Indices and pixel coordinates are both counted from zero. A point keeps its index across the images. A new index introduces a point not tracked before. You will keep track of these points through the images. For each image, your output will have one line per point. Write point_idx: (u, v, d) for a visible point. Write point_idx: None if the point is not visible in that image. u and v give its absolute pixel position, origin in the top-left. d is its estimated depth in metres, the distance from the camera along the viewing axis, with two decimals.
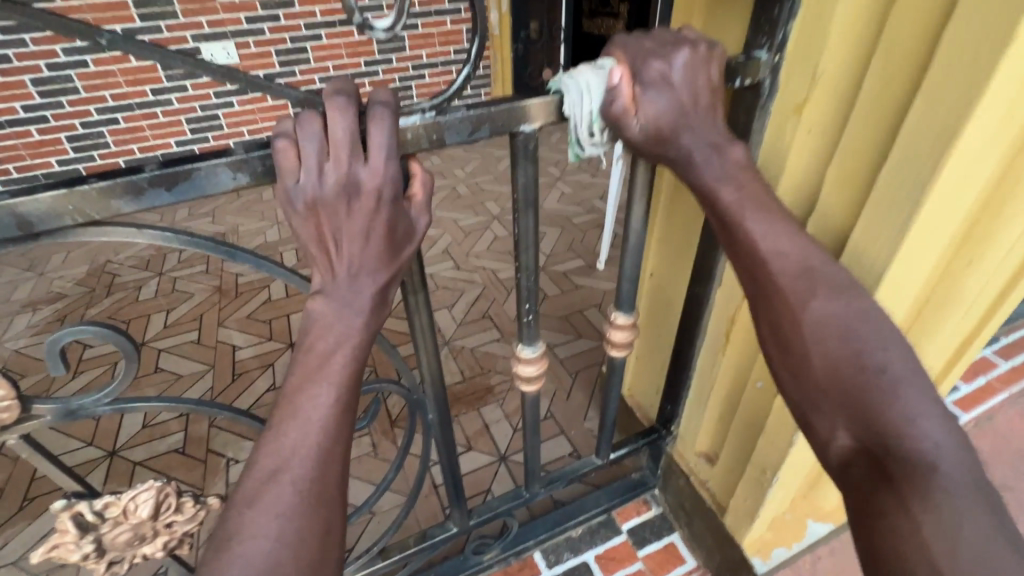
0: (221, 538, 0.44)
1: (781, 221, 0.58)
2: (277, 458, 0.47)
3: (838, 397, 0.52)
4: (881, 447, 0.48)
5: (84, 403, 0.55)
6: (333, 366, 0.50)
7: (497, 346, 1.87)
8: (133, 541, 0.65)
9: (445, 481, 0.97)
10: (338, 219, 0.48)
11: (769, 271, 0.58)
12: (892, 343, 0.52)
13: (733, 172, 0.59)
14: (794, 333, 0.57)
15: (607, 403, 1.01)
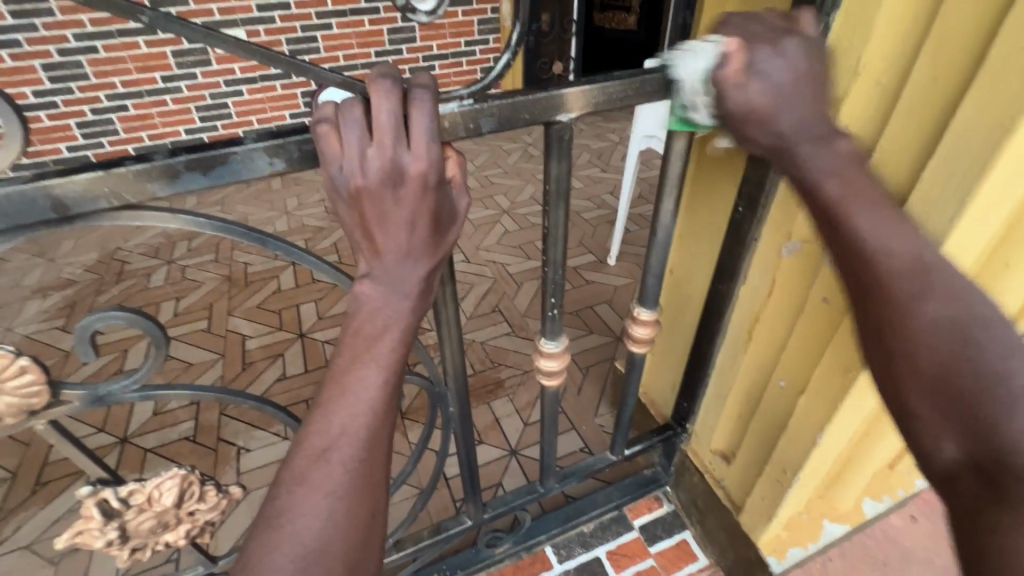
0: (273, 511, 0.47)
1: (891, 218, 0.51)
2: (324, 439, 0.48)
3: (949, 403, 0.48)
4: (994, 463, 0.44)
5: (112, 389, 0.55)
6: (371, 353, 0.50)
7: (508, 340, 1.87)
8: (156, 528, 0.64)
9: (462, 475, 0.97)
10: (383, 207, 0.47)
11: (879, 270, 0.51)
12: (1015, 348, 0.46)
13: (841, 168, 0.52)
14: (899, 333, 0.50)
15: (625, 400, 1.00)
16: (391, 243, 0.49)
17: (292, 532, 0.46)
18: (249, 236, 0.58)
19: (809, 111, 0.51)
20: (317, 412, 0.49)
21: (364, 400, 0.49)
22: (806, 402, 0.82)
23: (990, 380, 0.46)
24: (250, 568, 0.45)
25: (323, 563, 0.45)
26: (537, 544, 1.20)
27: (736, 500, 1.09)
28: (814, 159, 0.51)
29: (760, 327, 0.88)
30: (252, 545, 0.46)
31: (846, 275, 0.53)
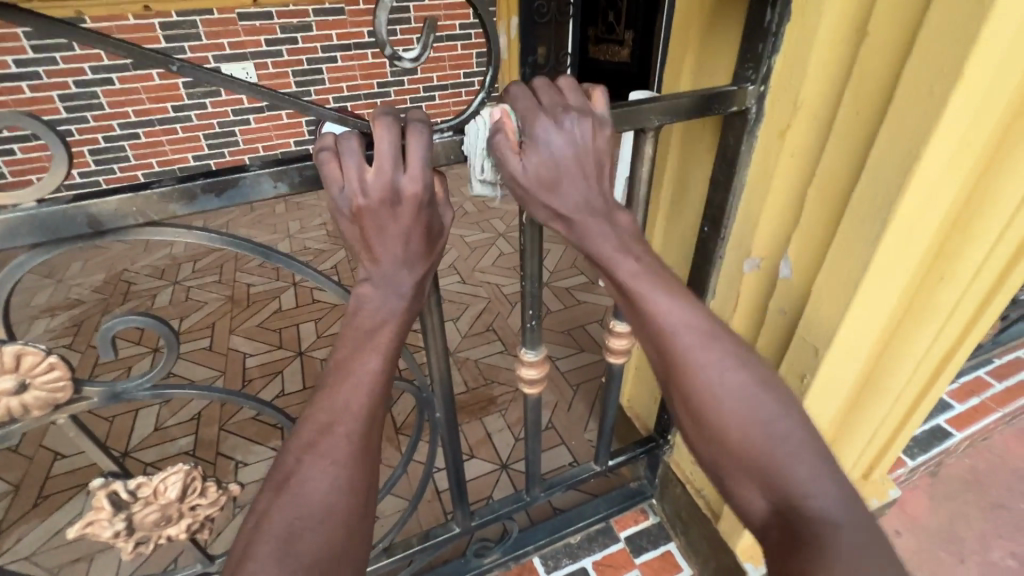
0: (281, 479, 0.51)
1: (683, 294, 0.59)
2: (330, 414, 0.53)
3: (748, 459, 0.54)
4: (791, 511, 0.50)
5: (127, 387, 0.61)
6: (363, 351, 0.56)
7: (501, 358, 1.92)
8: (160, 521, 0.69)
9: (450, 482, 1.02)
10: (381, 223, 0.54)
11: (677, 342, 0.57)
12: (787, 413, 0.54)
13: (627, 243, 0.60)
14: (700, 398, 0.57)
15: (606, 410, 1.05)
16: (388, 256, 0.56)
17: (299, 493, 0.49)
18: (255, 250, 0.64)
19: (587, 188, 0.59)
20: (323, 392, 0.55)
21: (365, 383, 0.55)
22: None
23: (773, 438, 0.53)
24: (261, 526, 0.48)
25: (328, 523, 0.49)
26: (525, 553, 1.23)
27: (715, 507, 1.13)
28: (604, 240, 0.60)
29: None
30: (260, 510, 0.49)
31: (649, 342, 0.60)
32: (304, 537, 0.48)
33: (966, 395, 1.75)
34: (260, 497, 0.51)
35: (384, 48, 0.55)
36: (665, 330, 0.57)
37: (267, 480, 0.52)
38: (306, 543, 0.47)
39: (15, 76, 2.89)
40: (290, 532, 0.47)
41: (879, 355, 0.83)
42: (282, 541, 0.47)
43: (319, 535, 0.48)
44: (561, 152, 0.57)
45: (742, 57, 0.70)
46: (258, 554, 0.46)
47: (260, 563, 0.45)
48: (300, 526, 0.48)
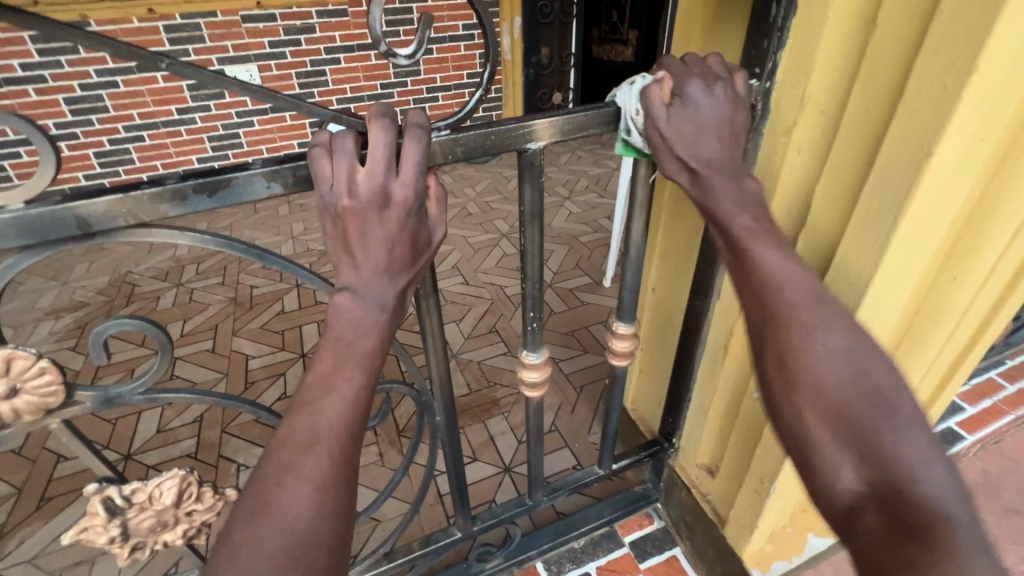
0: (258, 504, 0.49)
1: (792, 257, 0.59)
2: (310, 433, 0.52)
3: (842, 426, 0.52)
4: (890, 488, 0.47)
5: (121, 392, 0.60)
6: (357, 355, 0.55)
7: (504, 359, 1.91)
8: (156, 527, 0.68)
9: (451, 487, 1.00)
10: (365, 227, 0.53)
11: (779, 297, 0.58)
12: (896, 383, 0.52)
13: (748, 202, 0.61)
14: (801, 362, 0.56)
15: (609, 413, 1.04)
16: (368, 262, 0.54)
17: (278, 520, 0.48)
18: (248, 251, 0.63)
19: (722, 143, 0.60)
20: (302, 409, 0.53)
21: (349, 397, 0.54)
22: None
23: (877, 407, 0.51)
24: (235, 555, 0.47)
25: (310, 554, 0.48)
26: (527, 559, 1.22)
27: (721, 513, 1.11)
28: (722, 191, 0.61)
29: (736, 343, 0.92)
30: (235, 537, 0.48)
31: (750, 304, 0.60)
32: (284, 568, 0.46)
33: (977, 396, 1.72)
34: (235, 520, 0.49)
35: (378, 45, 0.54)
36: (777, 289, 0.58)
37: (240, 504, 0.50)
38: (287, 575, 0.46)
39: (21, 79, 2.91)
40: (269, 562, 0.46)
41: (890, 357, 0.81)
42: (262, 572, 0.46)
43: (298, 565, 0.47)
44: (705, 110, 0.60)
45: (747, 55, 0.69)
46: None
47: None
48: (278, 555, 0.47)
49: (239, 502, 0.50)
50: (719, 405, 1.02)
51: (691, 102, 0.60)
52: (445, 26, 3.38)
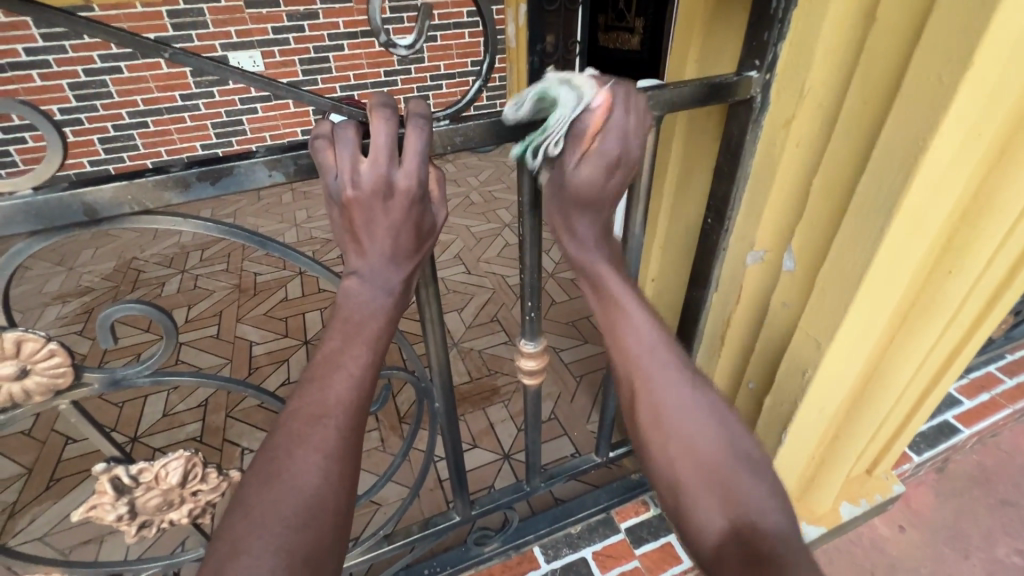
0: (267, 471, 0.50)
1: (653, 323, 0.69)
2: (321, 406, 0.54)
3: (708, 477, 0.61)
4: (748, 529, 0.56)
5: (128, 374, 0.61)
6: (357, 341, 0.57)
7: (505, 348, 1.92)
8: (162, 506, 0.70)
9: (450, 472, 1.02)
10: (371, 216, 0.54)
11: (649, 364, 0.67)
12: (740, 439, 0.64)
13: (614, 269, 0.70)
14: (672, 419, 0.64)
15: (606, 402, 1.05)
16: (378, 249, 0.57)
17: (290, 486, 0.49)
18: (250, 238, 0.64)
19: (599, 219, 0.66)
20: (313, 383, 0.55)
21: (360, 371, 0.56)
22: (768, 400, 0.86)
23: (733, 459, 0.62)
24: (247, 519, 0.47)
25: (318, 521, 0.49)
26: (524, 543, 1.24)
27: None
28: (603, 265, 0.69)
29: (733, 334, 0.93)
30: (245, 502, 0.48)
31: (624, 366, 0.68)
32: (294, 532, 0.47)
33: (975, 390, 1.72)
34: (243, 486, 0.50)
35: (379, 36, 0.55)
36: (658, 355, 0.67)
37: (253, 470, 0.51)
38: (296, 539, 0.47)
39: (25, 64, 2.91)
40: (280, 524, 0.47)
41: (881, 352, 0.82)
42: (272, 536, 0.46)
43: (307, 532, 0.48)
44: (599, 183, 0.62)
45: (747, 46, 0.69)
46: (249, 551, 0.45)
47: (249, 561, 0.44)
48: (289, 519, 0.47)
49: (248, 471, 0.51)
50: None
51: (585, 177, 0.61)
52: (449, 13, 3.35)
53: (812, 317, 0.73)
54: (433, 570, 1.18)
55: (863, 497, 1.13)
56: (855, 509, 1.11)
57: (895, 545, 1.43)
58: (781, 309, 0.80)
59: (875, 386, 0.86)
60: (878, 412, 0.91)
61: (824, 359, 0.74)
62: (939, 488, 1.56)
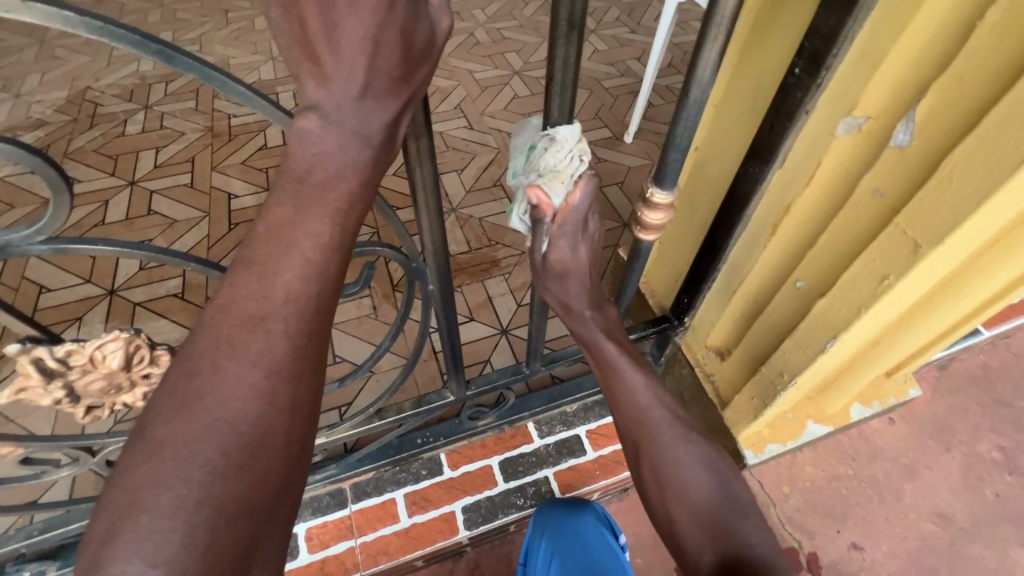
0: (185, 392, 0.41)
1: (650, 375, 0.75)
2: (260, 304, 0.43)
3: (706, 522, 0.69)
4: (738, 560, 0.65)
5: (11, 239, 0.46)
6: (310, 208, 0.43)
7: (508, 217, 1.76)
8: (109, 389, 0.61)
9: (444, 352, 0.94)
10: (334, 16, 0.39)
11: (648, 417, 0.73)
12: (725, 479, 0.71)
13: (610, 327, 0.76)
14: (672, 474, 0.71)
15: (625, 288, 0.93)
16: (342, 74, 0.41)
17: (217, 412, 0.40)
18: (150, 47, 0.42)
19: (587, 287, 0.72)
20: (250, 269, 0.43)
21: (315, 255, 0.44)
22: (819, 303, 0.73)
23: (729, 506, 0.69)
24: (159, 458, 0.38)
25: (258, 456, 0.41)
26: (519, 418, 1.23)
27: (723, 395, 1.05)
28: (594, 326, 0.74)
29: (788, 224, 0.77)
30: (156, 433, 0.39)
31: (628, 422, 0.74)
32: (226, 474, 0.39)
33: None
34: (153, 408, 0.41)
35: None
36: (658, 408, 0.73)
37: (168, 388, 0.41)
38: (225, 485, 0.39)
39: None
40: (203, 463, 0.39)
41: (974, 258, 0.67)
42: (192, 480, 0.38)
43: (242, 478, 0.39)
44: (577, 258, 0.68)
45: None
46: (156, 504, 0.37)
47: (159, 516, 0.36)
48: (214, 454, 0.39)
49: (163, 387, 0.42)
50: (749, 289, 0.90)
51: (560, 255, 0.68)
52: None
53: (915, 211, 0.57)
54: (425, 440, 1.17)
55: (876, 400, 1.08)
56: (865, 411, 1.07)
57: (883, 436, 1.44)
58: (869, 198, 0.64)
59: (943, 298, 0.74)
60: (935, 324, 0.80)
61: (915, 267, 0.60)
62: (939, 385, 1.53)
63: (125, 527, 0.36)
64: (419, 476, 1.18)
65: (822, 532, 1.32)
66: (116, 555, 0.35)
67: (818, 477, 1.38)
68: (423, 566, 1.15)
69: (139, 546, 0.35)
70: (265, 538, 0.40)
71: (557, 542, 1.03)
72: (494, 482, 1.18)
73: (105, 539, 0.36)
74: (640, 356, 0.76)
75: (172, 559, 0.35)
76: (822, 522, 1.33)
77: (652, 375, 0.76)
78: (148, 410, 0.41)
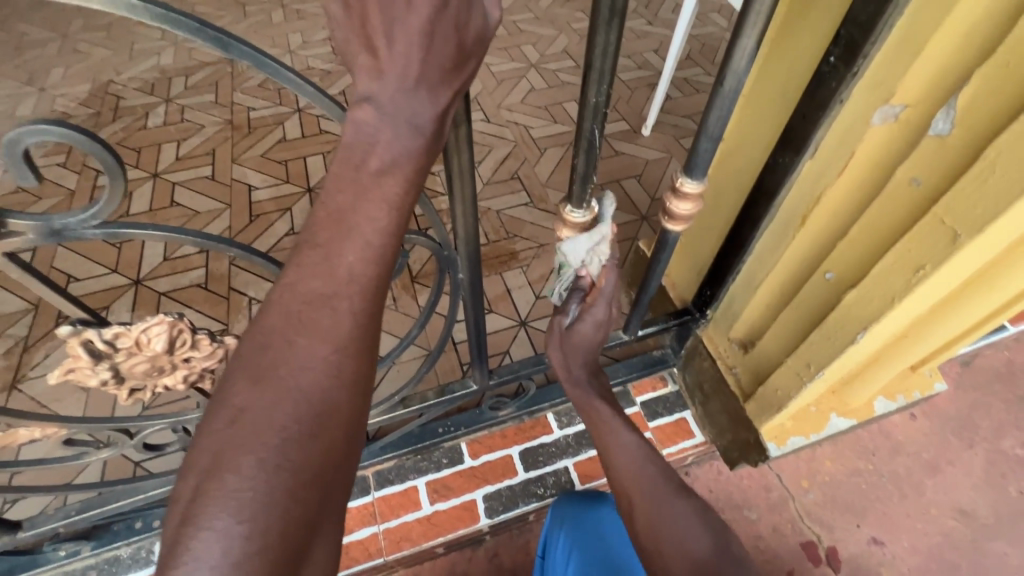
0: (260, 364, 0.42)
1: (638, 433, 0.80)
2: (326, 281, 0.44)
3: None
4: None
5: (69, 223, 0.47)
6: (370, 193, 0.44)
7: (526, 210, 1.76)
8: (152, 371, 0.62)
9: (469, 341, 0.94)
10: (392, 13, 0.40)
11: (638, 475, 0.77)
12: (721, 537, 0.73)
13: (603, 390, 0.83)
14: (666, 528, 0.73)
15: (650, 278, 0.93)
16: (396, 70, 0.42)
17: (292, 383, 0.42)
18: (205, 34, 0.43)
19: (588, 354, 0.80)
20: (316, 248, 0.44)
21: (376, 235, 0.44)
22: (849, 293, 0.73)
23: (727, 561, 0.71)
24: (238, 426, 0.40)
25: (328, 426, 0.42)
26: (539, 409, 1.24)
27: (746, 387, 1.05)
28: (592, 391, 0.82)
29: (819, 215, 0.77)
30: (235, 402, 0.41)
31: (617, 480, 0.78)
32: (297, 444, 0.40)
33: None
34: (212, 380, 0.43)
35: None
36: (655, 463, 0.79)
37: (242, 361, 0.43)
38: (299, 453, 0.40)
39: None
40: (282, 429, 0.40)
41: (1006, 250, 0.67)
42: (270, 448, 0.39)
43: (314, 446, 0.41)
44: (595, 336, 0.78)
45: None
46: (239, 468, 0.38)
47: (241, 479, 0.38)
48: (290, 422, 0.41)
49: (235, 360, 0.43)
50: (776, 280, 0.89)
51: (582, 331, 0.78)
52: None
53: (954, 200, 0.57)
54: (447, 429, 1.19)
55: (902, 394, 1.07)
56: (890, 405, 1.06)
57: (904, 432, 1.43)
58: (906, 187, 0.63)
59: (976, 291, 0.73)
60: (967, 316, 0.79)
61: (953, 256, 0.59)
62: (962, 381, 1.51)
63: (191, 490, 0.38)
64: (441, 465, 1.19)
65: (843, 527, 1.31)
66: (205, 510, 0.37)
67: (838, 472, 1.37)
68: (443, 554, 1.16)
69: (204, 505, 0.37)
70: (332, 506, 0.41)
71: (576, 536, 1.02)
72: (514, 472, 1.20)
73: (175, 497, 0.38)
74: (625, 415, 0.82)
75: (255, 516, 0.37)
76: (842, 517, 1.32)
77: (637, 432, 0.81)
78: (221, 386, 0.42)
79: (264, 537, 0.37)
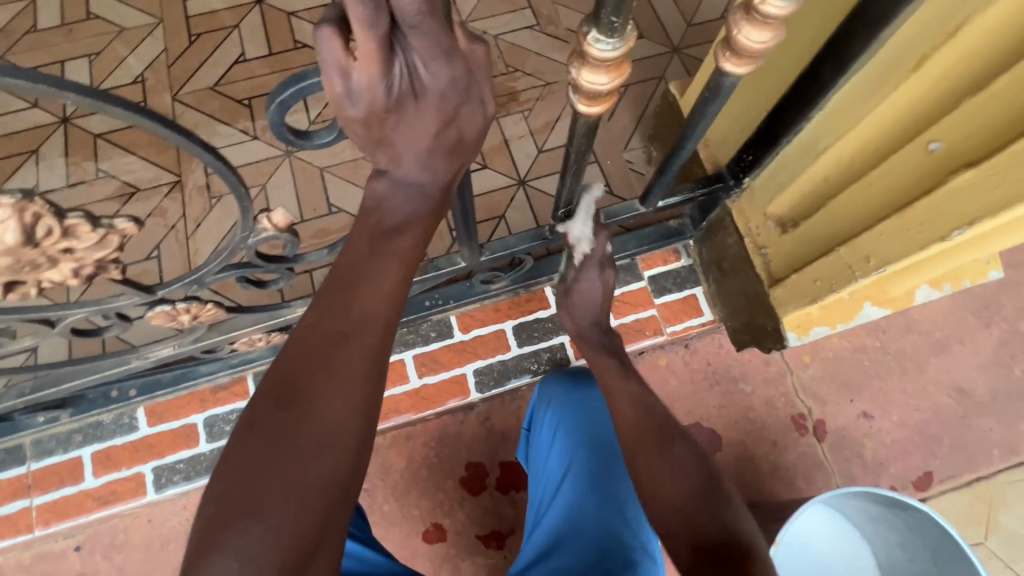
0: (343, 281, 0.53)
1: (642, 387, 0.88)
2: (356, 325, 0.52)
3: (695, 511, 0.72)
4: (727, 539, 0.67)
5: None
6: (385, 252, 0.53)
7: (531, 36, 1.42)
8: (22, 266, 0.47)
9: (454, 219, 0.76)
10: None
11: (639, 421, 0.82)
12: (710, 476, 0.76)
13: (608, 344, 0.94)
14: (663, 469, 0.76)
15: (687, 139, 0.71)
16: None
17: (311, 422, 0.48)
18: None
19: (602, 308, 0.95)
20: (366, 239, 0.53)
21: (383, 297, 0.53)
22: (965, 177, 0.55)
23: (718, 503, 0.72)
24: (326, 304, 0.52)
25: (336, 446, 0.49)
26: (536, 283, 1.12)
27: (774, 271, 0.91)
28: (597, 348, 0.94)
29: (945, 58, 0.55)
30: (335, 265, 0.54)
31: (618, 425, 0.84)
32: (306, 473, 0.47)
33: None
34: None
35: None
36: (650, 412, 0.83)
37: (293, 374, 0.50)
38: (314, 467, 0.47)
39: None
40: (302, 464, 0.47)
41: None
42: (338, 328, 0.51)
43: (320, 467, 0.48)
44: (594, 290, 0.92)
45: None
46: (305, 391, 0.49)
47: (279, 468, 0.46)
48: (313, 451, 0.48)
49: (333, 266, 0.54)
50: (851, 146, 0.69)
51: (583, 288, 0.92)
52: None
53: None
54: (434, 303, 1.09)
55: (948, 281, 0.93)
56: (932, 294, 0.94)
57: (922, 310, 1.35)
58: None
59: None
60: None
61: None
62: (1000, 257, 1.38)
63: None
64: (429, 338, 1.13)
65: (835, 401, 1.30)
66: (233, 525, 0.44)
67: (842, 348, 1.32)
68: (433, 417, 1.12)
69: None
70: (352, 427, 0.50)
71: (564, 417, 0.96)
72: (507, 347, 1.13)
73: None
74: (628, 370, 0.90)
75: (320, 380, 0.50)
76: (836, 391, 1.30)
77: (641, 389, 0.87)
78: None
79: (315, 404, 0.49)
